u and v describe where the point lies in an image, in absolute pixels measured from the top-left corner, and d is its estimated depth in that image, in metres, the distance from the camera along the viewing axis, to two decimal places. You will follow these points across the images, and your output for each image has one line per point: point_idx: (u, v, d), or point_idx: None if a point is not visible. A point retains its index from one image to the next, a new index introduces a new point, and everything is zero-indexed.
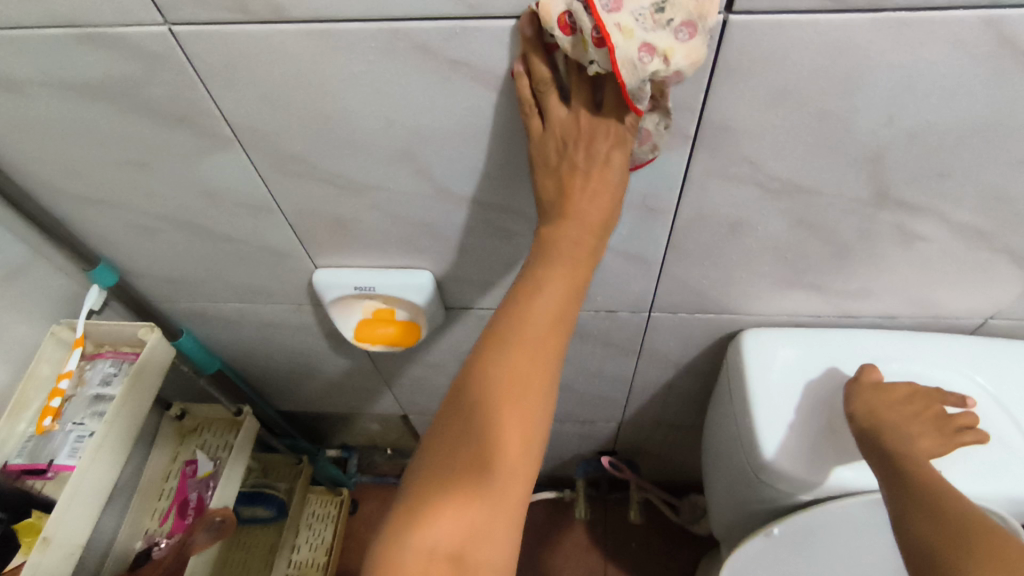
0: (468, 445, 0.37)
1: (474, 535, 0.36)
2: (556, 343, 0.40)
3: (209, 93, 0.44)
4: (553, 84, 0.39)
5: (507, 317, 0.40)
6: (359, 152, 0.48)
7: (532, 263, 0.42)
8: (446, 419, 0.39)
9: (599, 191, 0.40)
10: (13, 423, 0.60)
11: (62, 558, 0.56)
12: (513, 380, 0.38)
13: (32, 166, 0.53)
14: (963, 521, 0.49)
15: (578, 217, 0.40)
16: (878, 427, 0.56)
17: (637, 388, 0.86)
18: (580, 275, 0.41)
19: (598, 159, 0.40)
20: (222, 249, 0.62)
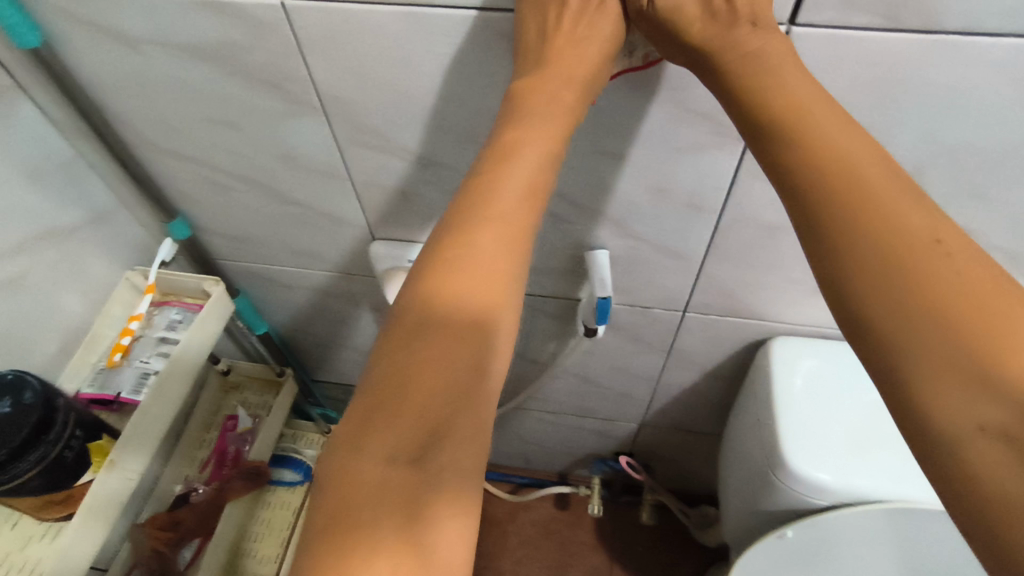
0: (434, 323, 0.34)
1: (443, 426, 0.32)
2: (524, 225, 0.37)
3: (305, 62, 0.48)
4: None
5: (474, 190, 0.37)
6: (429, 127, 0.52)
7: (500, 127, 0.40)
8: (410, 302, 0.35)
9: (589, 31, 0.40)
10: (86, 356, 0.66)
11: (123, 483, 0.58)
12: (483, 249, 0.35)
13: (131, 119, 0.58)
14: (892, 242, 0.30)
15: (561, 71, 0.40)
16: (747, 81, 0.36)
17: (660, 388, 0.88)
18: (555, 144, 0.39)
19: (591, 1, 0.41)
20: (287, 212, 0.66)
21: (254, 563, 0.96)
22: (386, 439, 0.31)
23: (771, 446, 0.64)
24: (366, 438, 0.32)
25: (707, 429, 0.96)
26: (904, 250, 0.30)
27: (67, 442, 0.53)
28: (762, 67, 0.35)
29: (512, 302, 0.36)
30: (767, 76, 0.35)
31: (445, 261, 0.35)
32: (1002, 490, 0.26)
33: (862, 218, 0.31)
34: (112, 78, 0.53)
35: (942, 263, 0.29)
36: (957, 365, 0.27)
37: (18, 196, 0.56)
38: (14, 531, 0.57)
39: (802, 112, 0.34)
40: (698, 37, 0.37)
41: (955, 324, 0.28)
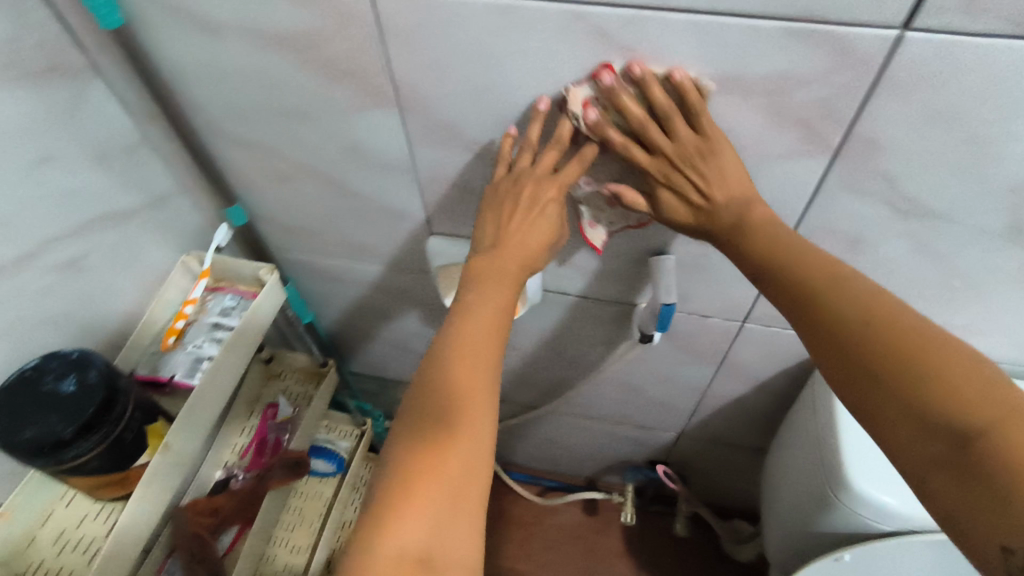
0: (420, 442, 0.41)
1: (439, 532, 0.38)
2: (495, 351, 0.45)
3: (385, 53, 0.48)
4: (531, 148, 0.49)
5: (448, 333, 0.45)
6: (505, 123, 0.51)
7: (464, 291, 0.48)
8: (401, 427, 0.42)
9: (539, 224, 0.49)
10: (141, 338, 0.65)
11: (175, 464, 0.58)
12: (459, 378, 0.43)
13: (202, 104, 0.57)
14: (842, 326, 0.39)
15: (515, 242, 0.48)
16: (736, 230, 0.46)
17: (707, 400, 0.86)
18: (508, 298, 0.48)
19: (536, 205, 0.48)
20: (346, 203, 0.65)
21: (281, 550, 0.96)
22: (393, 542, 0.38)
23: (832, 465, 0.62)
24: (377, 539, 0.38)
25: (750, 442, 0.93)
26: (857, 333, 0.38)
27: (127, 423, 0.52)
28: (735, 221, 0.46)
29: (488, 414, 0.42)
30: (748, 228, 0.45)
31: (430, 389, 0.43)
32: (962, 506, 0.33)
33: (825, 312, 0.40)
34: (187, 63, 0.53)
35: (883, 330, 0.38)
36: (907, 416, 0.36)
37: (88, 177, 0.56)
38: (69, 509, 0.57)
39: (782, 244, 0.44)
40: (679, 213, 0.48)
41: (899, 387, 0.36)
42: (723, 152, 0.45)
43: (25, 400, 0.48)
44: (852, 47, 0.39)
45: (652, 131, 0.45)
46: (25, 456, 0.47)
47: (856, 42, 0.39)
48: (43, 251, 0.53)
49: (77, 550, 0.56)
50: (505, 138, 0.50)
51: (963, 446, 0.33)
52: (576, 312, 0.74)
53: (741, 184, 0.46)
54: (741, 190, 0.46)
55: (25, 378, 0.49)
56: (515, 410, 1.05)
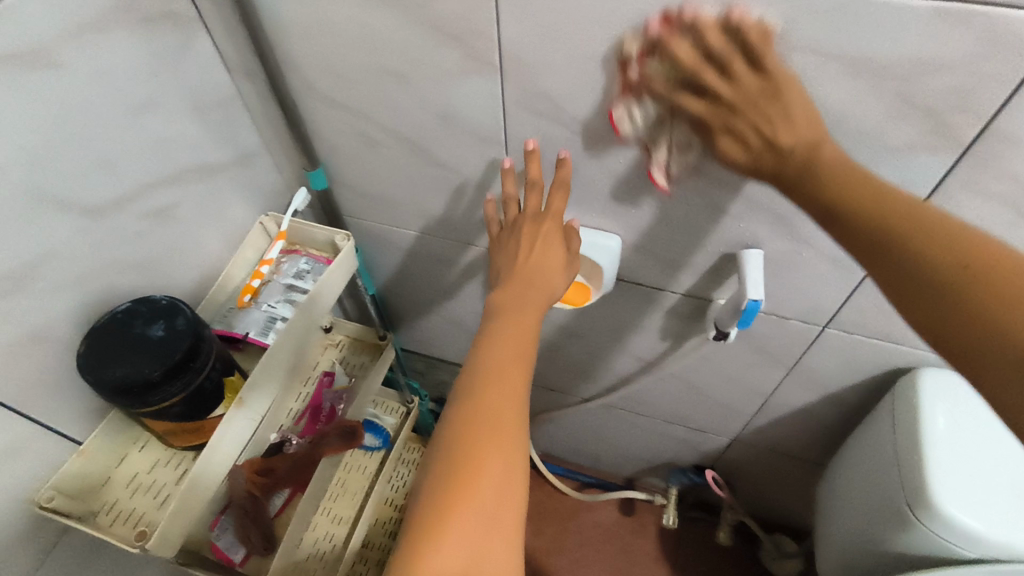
0: (451, 464, 0.40)
1: (477, 558, 0.38)
2: (522, 372, 0.44)
3: (497, 17, 0.47)
4: (513, 200, 0.55)
5: (472, 360, 0.45)
6: (609, 97, 0.50)
7: (487, 319, 0.48)
8: (433, 451, 0.42)
9: (548, 251, 0.52)
10: (218, 294, 0.66)
11: (246, 419, 0.58)
12: (487, 402, 0.42)
13: (301, 63, 0.58)
14: (924, 276, 0.35)
15: (533, 273, 0.50)
16: (803, 173, 0.40)
17: (769, 406, 0.84)
18: (530, 322, 0.48)
19: (539, 233, 0.52)
20: (429, 173, 0.65)
21: (324, 519, 0.97)
22: (434, 565, 0.37)
23: (912, 480, 0.60)
24: (418, 563, 0.37)
25: (809, 454, 0.90)
26: (957, 279, 0.34)
27: (209, 371, 0.53)
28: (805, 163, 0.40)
29: (520, 436, 0.42)
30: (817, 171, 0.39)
31: (456, 412, 0.42)
32: None
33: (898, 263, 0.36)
34: (293, 18, 0.54)
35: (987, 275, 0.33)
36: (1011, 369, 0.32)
37: (184, 125, 0.57)
38: (143, 454, 0.58)
39: (852, 185, 0.39)
40: (739, 158, 0.43)
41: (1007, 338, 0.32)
42: (791, 90, 0.40)
43: (114, 342, 0.49)
44: (1005, 31, 0.37)
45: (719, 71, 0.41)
46: (112, 396, 0.48)
47: (1011, 25, 0.37)
48: (140, 195, 0.54)
49: (148, 494, 0.56)
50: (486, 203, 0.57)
51: None
52: (645, 303, 0.72)
53: (808, 123, 0.40)
54: (808, 130, 0.40)
55: (115, 321, 0.50)
56: (565, 401, 1.04)
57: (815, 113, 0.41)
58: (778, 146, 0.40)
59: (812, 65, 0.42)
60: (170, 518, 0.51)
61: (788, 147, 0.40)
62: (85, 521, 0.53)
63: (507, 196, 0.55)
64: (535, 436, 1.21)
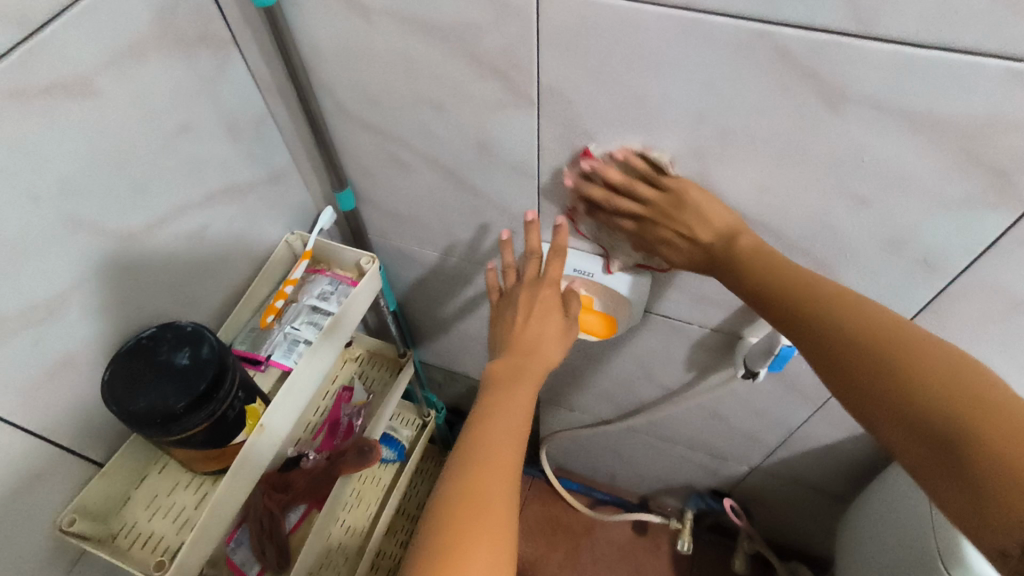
0: (439, 538, 0.41)
1: None
2: (516, 451, 0.46)
3: (537, 52, 0.46)
4: (513, 267, 0.57)
5: (466, 439, 0.47)
6: (654, 134, 0.48)
7: (486, 395, 0.50)
8: (425, 525, 0.43)
9: (546, 318, 0.53)
10: (242, 313, 0.66)
11: (268, 446, 0.57)
12: (476, 481, 0.43)
13: (334, 87, 0.57)
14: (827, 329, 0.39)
15: (531, 346, 0.52)
16: (729, 261, 0.47)
17: (794, 440, 0.82)
18: (525, 396, 0.49)
19: (537, 298, 0.54)
20: (460, 198, 0.64)
21: (339, 530, 0.97)
22: None
23: (945, 537, 0.58)
24: None
25: (834, 490, 0.88)
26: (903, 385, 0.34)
27: (231, 401, 0.52)
28: (753, 251, 0.45)
29: (508, 517, 0.42)
30: (742, 263, 0.45)
31: (446, 494, 0.43)
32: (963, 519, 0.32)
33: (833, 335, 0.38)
34: (329, 45, 0.53)
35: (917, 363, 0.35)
36: (947, 468, 0.32)
37: (217, 147, 0.57)
38: (163, 474, 0.58)
39: (780, 272, 0.43)
40: (682, 258, 0.51)
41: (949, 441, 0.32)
42: (694, 193, 0.49)
43: (140, 367, 0.49)
44: None
45: (650, 187, 0.50)
46: (137, 424, 0.47)
47: None
48: (173, 218, 0.54)
49: (167, 516, 0.56)
50: (487, 270, 0.59)
51: (965, 466, 0.31)
52: (673, 335, 0.71)
53: (724, 217, 0.48)
54: (725, 221, 0.48)
55: (142, 346, 0.50)
56: (584, 420, 1.03)
57: (726, 207, 0.49)
58: (702, 242, 0.49)
59: (869, 116, 0.41)
60: (190, 544, 0.51)
61: (710, 243, 0.48)
62: (104, 543, 0.53)
63: (507, 263, 0.57)
64: (551, 451, 1.20)
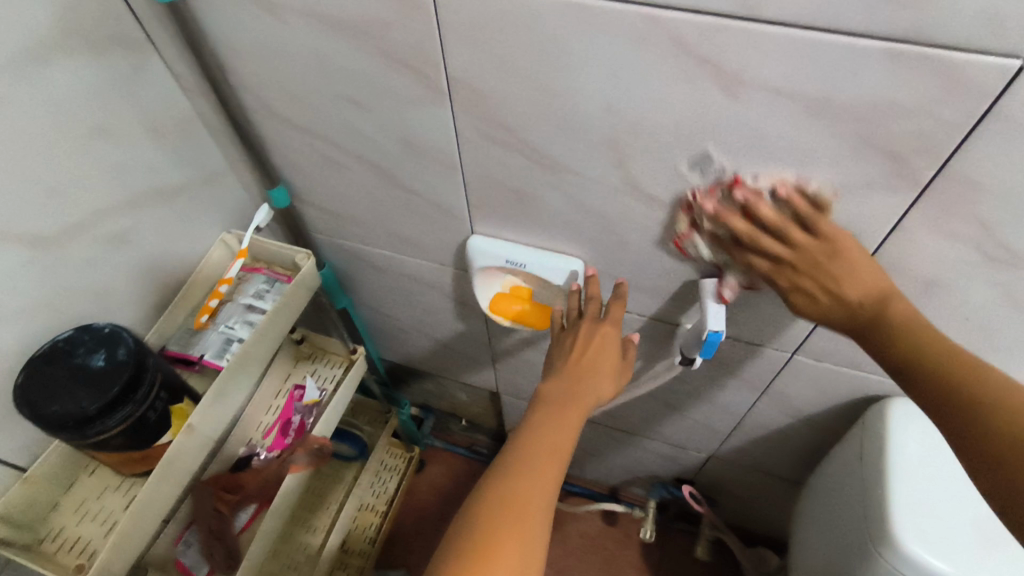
0: (473, 545, 0.44)
1: None
2: (558, 466, 0.49)
3: (443, 47, 0.45)
4: (575, 308, 0.60)
5: (511, 449, 0.50)
6: (568, 128, 0.48)
7: (534, 408, 0.53)
8: (458, 528, 0.46)
9: (603, 352, 0.56)
10: (176, 313, 0.65)
11: (197, 447, 0.57)
12: (516, 490, 0.46)
13: (253, 86, 0.56)
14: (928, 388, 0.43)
15: (583, 371, 0.54)
16: (841, 324, 0.48)
17: (745, 427, 0.82)
18: (573, 418, 0.52)
19: (595, 331, 0.57)
20: (392, 195, 0.63)
21: (300, 528, 0.97)
22: None
23: (875, 516, 0.59)
24: None
25: (789, 474, 0.88)
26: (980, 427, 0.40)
27: (151, 403, 0.52)
28: (875, 317, 0.46)
29: (538, 527, 0.45)
30: (894, 327, 0.45)
31: (485, 499, 0.46)
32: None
33: (919, 380, 0.44)
34: (241, 44, 0.52)
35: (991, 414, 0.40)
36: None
37: (137, 148, 0.56)
38: (93, 479, 0.57)
39: (899, 330, 0.45)
40: (840, 315, 0.47)
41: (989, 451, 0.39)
42: (850, 247, 0.45)
43: (56, 373, 0.48)
44: (962, 77, 0.35)
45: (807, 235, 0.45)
46: (52, 428, 0.47)
47: (969, 73, 0.34)
48: (91, 223, 0.53)
49: (97, 519, 0.55)
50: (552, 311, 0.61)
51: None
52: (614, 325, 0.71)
53: (877, 277, 0.45)
54: (873, 280, 0.45)
55: (58, 350, 0.50)
56: None
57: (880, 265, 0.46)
58: (848, 301, 0.46)
59: (767, 100, 0.40)
60: (111, 548, 0.51)
61: (856, 302, 0.45)
62: (30, 549, 0.53)
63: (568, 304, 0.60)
64: None
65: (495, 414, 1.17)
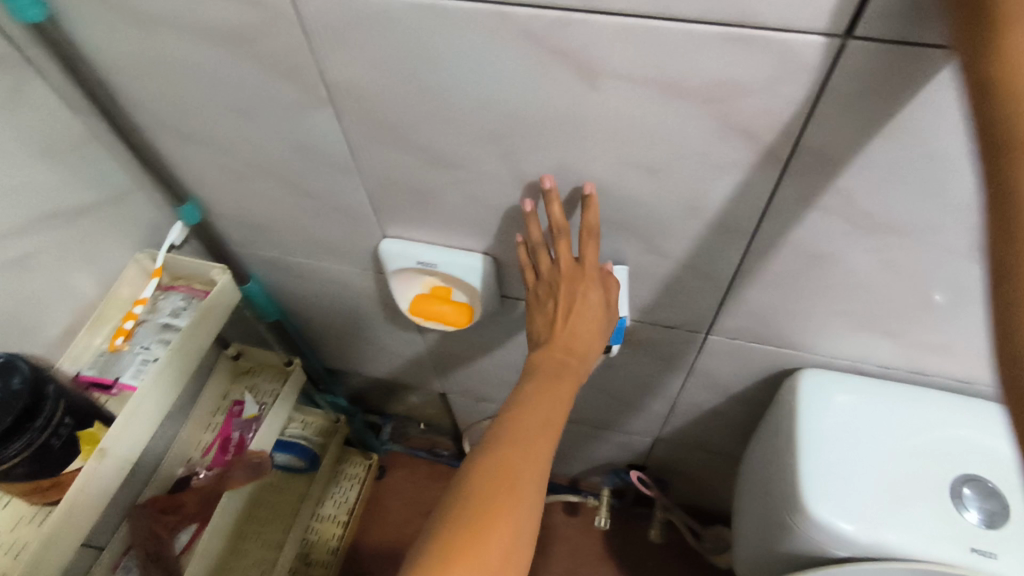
0: (468, 512, 0.45)
1: None
2: (548, 438, 0.50)
3: (315, 53, 0.45)
4: (541, 244, 0.55)
5: (502, 422, 0.51)
6: (450, 125, 0.48)
7: (524, 380, 0.54)
8: (451, 500, 0.47)
9: (586, 317, 0.54)
10: (90, 337, 0.64)
11: (112, 472, 0.57)
12: (508, 461, 0.47)
13: (144, 102, 0.55)
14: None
15: (570, 338, 0.54)
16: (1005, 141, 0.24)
17: (679, 408, 0.84)
18: (563, 389, 0.53)
19: (576, 295, 0.54)
20: (300, 202, 0.63)
21: (254, 544, 0.97)
22: None
23: (789, 487, 0.60)
24: None
25: (729, 450, 0.90)
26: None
27: (55, 429, 0.51)
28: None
29: (531, 497, 0.47)
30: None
31: (479, 470, 0.47)
32: None
33: None
34: (121, 59, 0.51)
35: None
36: None
37: (28, 173, 0.55)
38: (6, 511, 0.56)
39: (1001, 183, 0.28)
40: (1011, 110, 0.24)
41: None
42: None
43: None
44: (792, 56, 0.36)
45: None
46: None
47: (799, 51, 0.35)
48: None
49: (9, 552, 0.55)
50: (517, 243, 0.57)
51: None
52: None
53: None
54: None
55: None
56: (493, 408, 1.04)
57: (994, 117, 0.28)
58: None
59: (623, 87, 0.41)
60: None
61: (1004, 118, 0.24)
62: None
63: (535, 244, 0.54)
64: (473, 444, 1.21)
65: (448, 414, 1.18)
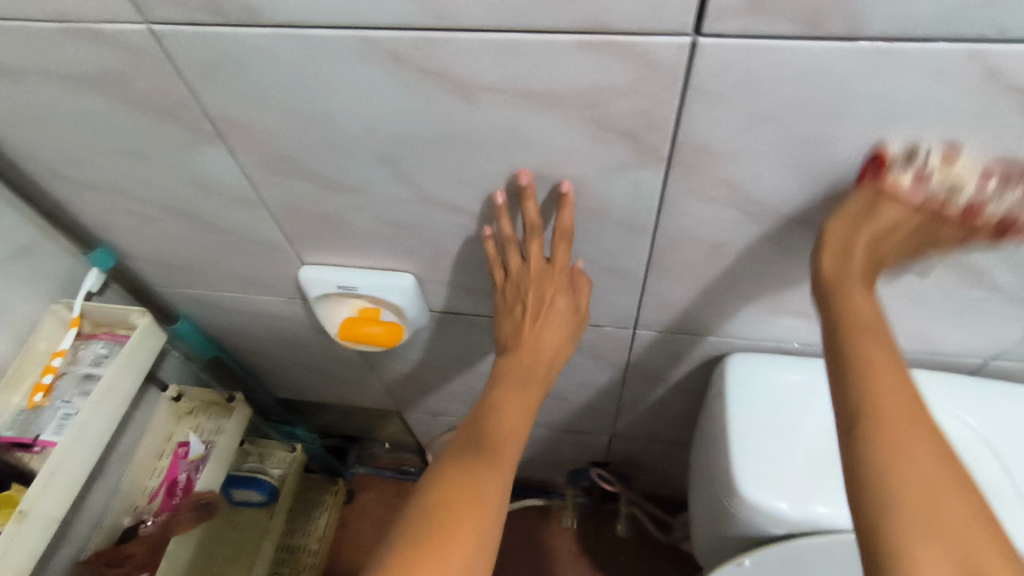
0: (431, 524, 0.44)
1: None
2: (513, 449, 0.50)
3: (191, 90, 0.45)
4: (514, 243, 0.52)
5: (468, 434, 0.51)
6: (342, 150, 0.48)
7: (490, 389, 0.55)
8: (411, 513, 0.46)
9: (551, 324, 0.55)
10: (7, 395, 0.63)
11: (41, 532, 0.56)
12: (471, 470, 0.47)
13: (33, 153, 0.54)
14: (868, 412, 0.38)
15: (538, 347, 0.55)
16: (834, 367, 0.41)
17: (626, 403, 0.85)
18: (529, 399, 0.54)
19: (543, 301, 0.54)
20: (213, 238, 0.62)
21: None
22: None
23: (722, 472, 0.61)
24: None
25: (682, 439, 0.91)
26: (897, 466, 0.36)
27: None
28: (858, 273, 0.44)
29: (496, 506, 0.46)
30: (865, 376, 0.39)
31: (444, 480, 0.47)
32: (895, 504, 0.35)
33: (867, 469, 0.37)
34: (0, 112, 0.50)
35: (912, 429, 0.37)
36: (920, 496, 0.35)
37: None
38: None
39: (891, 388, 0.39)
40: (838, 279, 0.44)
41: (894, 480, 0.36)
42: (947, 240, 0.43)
43: None
44: (648, 58, 0.37)
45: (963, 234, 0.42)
46: None
47: (654, 52, 0.36)
48: None
49: None
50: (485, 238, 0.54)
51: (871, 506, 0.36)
52: (472, 329, 0.72)
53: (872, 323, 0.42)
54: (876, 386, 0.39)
55: None
56: (450, 421, 1.04)
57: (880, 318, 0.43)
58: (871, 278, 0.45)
59: (498, 101, 0.41)
60: None
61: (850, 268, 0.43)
62: None
63: (505, 241, 0.52)
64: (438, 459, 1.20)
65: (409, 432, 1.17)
